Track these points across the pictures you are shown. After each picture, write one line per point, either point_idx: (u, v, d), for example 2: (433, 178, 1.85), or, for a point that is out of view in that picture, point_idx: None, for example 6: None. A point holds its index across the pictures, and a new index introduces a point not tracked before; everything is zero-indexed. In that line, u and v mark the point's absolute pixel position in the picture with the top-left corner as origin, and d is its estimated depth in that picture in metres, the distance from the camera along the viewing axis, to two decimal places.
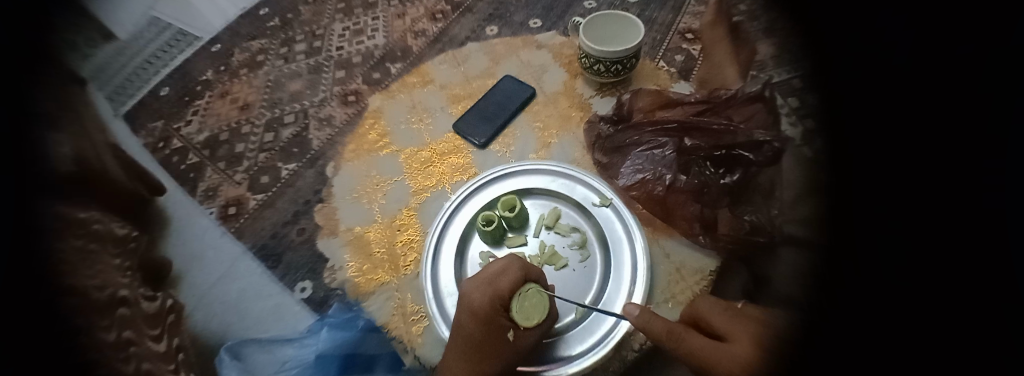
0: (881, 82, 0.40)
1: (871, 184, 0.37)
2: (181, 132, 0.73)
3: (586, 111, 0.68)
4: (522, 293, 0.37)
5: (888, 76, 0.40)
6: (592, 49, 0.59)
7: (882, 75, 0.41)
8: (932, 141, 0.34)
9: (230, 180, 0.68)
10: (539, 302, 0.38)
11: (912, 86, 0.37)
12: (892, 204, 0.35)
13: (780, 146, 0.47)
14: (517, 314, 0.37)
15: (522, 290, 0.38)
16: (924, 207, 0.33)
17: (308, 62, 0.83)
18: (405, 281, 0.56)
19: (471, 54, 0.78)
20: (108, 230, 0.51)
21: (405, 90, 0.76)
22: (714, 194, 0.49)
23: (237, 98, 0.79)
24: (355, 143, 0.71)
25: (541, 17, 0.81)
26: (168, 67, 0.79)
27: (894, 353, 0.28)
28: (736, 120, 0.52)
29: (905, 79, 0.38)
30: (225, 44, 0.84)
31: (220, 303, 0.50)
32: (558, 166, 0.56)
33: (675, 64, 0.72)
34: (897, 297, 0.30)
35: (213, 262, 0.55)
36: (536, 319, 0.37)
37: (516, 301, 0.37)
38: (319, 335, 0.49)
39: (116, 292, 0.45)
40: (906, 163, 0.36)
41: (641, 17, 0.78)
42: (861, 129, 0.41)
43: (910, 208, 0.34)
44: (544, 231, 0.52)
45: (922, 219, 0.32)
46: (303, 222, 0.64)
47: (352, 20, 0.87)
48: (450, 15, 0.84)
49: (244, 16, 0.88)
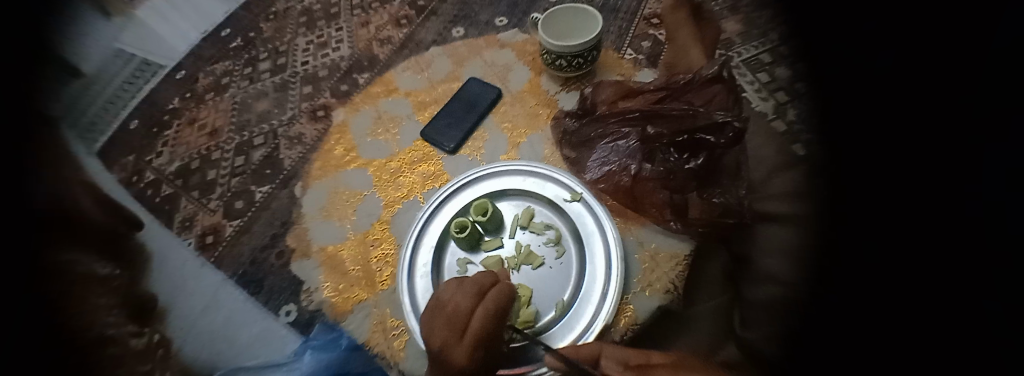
0: (861, 81, 0.39)
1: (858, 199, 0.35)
2: (153, 164, 0.71)
3: (553, 107, 0.68)
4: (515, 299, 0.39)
5: (878, 89, 0.36)
6: (552, 44, 0.59)
7: (872, 84, 0.37)
8: (904, 145, 0.31)
9: (205, 209, 0.67)
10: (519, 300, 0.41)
11: (886, 86, 0.35)
12: (874, 231, 0.32)
13: (741, 126, 0.46)
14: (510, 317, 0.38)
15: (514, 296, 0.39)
16: (885, 217, 0.31)
17: (274, 81, 0.81)
18: (382, 296, 0.56)
19: (434, 59, 0.77)
20: (92, 269, 0.47)
21: (369, 101, 0.75)
22: (681, 179, 0.50)
23: (206, 124, 0.76)
24: (322, 160, 0.70)
25: (506, 15, 0.80)
26: (136, 99, 0.77)
27: (888, 355, 0.25)
28: (697, 103, 0.51)
29: (882, 93, 0.36)
30: (190, 70, 0.82)
31: (209, 331, 0.49)
32: (529, 165, 0.55)
33: (642, 51, 0.72)
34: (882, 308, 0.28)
35: (195, 292, 0.54)
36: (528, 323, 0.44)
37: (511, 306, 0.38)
38: (303, 358, 0.48)
39: (103, 331, 0.41)
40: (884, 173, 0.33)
41: (606, 6, 0.78)
42: (843, 133, 0.40)
43: (887, 231, 0.30)
44: (518, 231, 0.52)
45: (897, 245, 0.29)
46: (282, 245, 0.62)
47: (315, 33, 0.86)
48: (415, 19, 0.83)
49: (205, 39, 0.86)
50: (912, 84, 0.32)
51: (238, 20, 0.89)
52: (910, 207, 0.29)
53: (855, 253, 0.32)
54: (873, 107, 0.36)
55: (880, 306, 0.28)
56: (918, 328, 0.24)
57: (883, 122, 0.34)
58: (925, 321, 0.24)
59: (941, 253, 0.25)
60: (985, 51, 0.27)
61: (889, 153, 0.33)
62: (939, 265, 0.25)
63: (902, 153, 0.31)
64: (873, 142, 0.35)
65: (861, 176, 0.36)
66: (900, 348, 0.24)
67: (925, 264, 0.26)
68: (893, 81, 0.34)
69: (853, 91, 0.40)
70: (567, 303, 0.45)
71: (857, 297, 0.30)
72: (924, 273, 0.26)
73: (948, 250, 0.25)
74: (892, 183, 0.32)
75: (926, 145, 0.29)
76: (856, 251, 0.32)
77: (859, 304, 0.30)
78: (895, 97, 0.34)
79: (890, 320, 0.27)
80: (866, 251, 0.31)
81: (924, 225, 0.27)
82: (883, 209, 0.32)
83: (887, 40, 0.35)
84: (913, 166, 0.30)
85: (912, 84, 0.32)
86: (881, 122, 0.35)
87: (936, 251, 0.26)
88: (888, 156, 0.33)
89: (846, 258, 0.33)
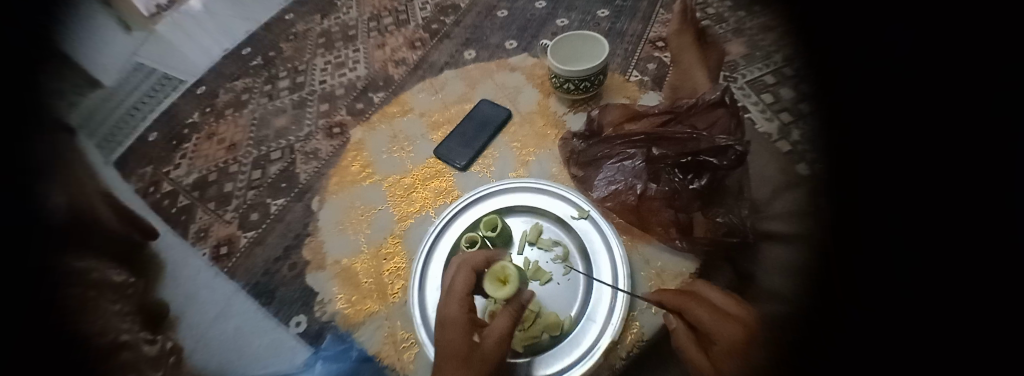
0: (886, 88, 0.37)
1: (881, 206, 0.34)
2: (171, 175, 0.74)
3: (561, 127, 0.70)
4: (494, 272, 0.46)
5: (884, 87, 0.37)
6: (559, 69, 0.62)
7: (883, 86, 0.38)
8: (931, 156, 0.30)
9: (220, 220, 0.68)
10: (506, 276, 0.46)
11: (915, 91, 0.33)
12: (892, 215, 0.32)
13: (743, 149, 0.48)
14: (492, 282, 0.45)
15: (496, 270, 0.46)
16: (923, 212, 0.30)
17: (293, 98, 0.85)
18: (393, 309, 0.57)
19: (448, 81, 0.81)
20: (105, 278, 0.50)
21: (385, 120, 0.78)
22: (686, 199, 0.51)
23: (224, 138, 0.79)
24: (339, 175, 0.73)
25: (516, 38, 0.84)
26: (155, 112, 0.80)
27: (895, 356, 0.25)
28: (700, 127, 0.53)
29: (908, 101, 0.34)
30: (210, 85, 0.86)
31: (220, 342, 0.50)
32: (537, 182, 0.57)
33: (648, 73, 0.75)
34: (897, 329, 0.27)
35: (209, 302, 0.56)
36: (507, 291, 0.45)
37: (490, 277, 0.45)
38: (314, 369, 0.50)
39: (117, 337, 0.45)
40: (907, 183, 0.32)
41: (612, 30, 0.81)
42: (866, 138, 0.38)
43: (909, 210, 0.31)
44: (527, 247, 0.53)
45: (922, 219, 0.29)
46: (294, 257, 0.64)
47: (333, 53, 0.90)
48: (429, 42, 0.87)
49: (227, 56, 0.90)
50: (944, 99, 0.30)
51: (259, 40, 0.93)
52: (942, 200, 0.28)
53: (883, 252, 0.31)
54: (890, 116, 0.36)
55: (907, 304, 0.27)
56: (929, 324, 0.25)
57: (910, 134, 0.33)
58: (956, 319, 0.24)
59: (981, 248, 0.25)
60: (1008, 61, 0.27)
61: (915, 165, 0.31)
62: (986, 271, 0.24)
63: (921, 163, 0.31)
64: (882, 142, 0.36)
65: (884, 185, 0.34)
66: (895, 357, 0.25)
67: (962, 263, 0.26)
68: (917, 93, 0.33)
69: (870, 100, 0.39)
70: (575, 318, 0.47)
71: (887, 304, 0.29)
72: (968, 277, 0.25)
73: (983, 247, 0.25)
74: (920, 191, 0.30)
75: (949, 146, 0.29)
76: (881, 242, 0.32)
77: (889, 314, 0.28)
78: (920, 109, 0.32)
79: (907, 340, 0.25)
80: (893, 246, 0.30)
81: (955, 218, 0.27)
82: (895, 195, 0.33)
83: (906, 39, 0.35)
84: (926, 165, 0.30)
85: (928, 88, 0.32)
86: (893, 122, 0.35)
87: (970, 244, 0.26)
88: (907, 162, 0.32)
89: (874, 255, 0.32)
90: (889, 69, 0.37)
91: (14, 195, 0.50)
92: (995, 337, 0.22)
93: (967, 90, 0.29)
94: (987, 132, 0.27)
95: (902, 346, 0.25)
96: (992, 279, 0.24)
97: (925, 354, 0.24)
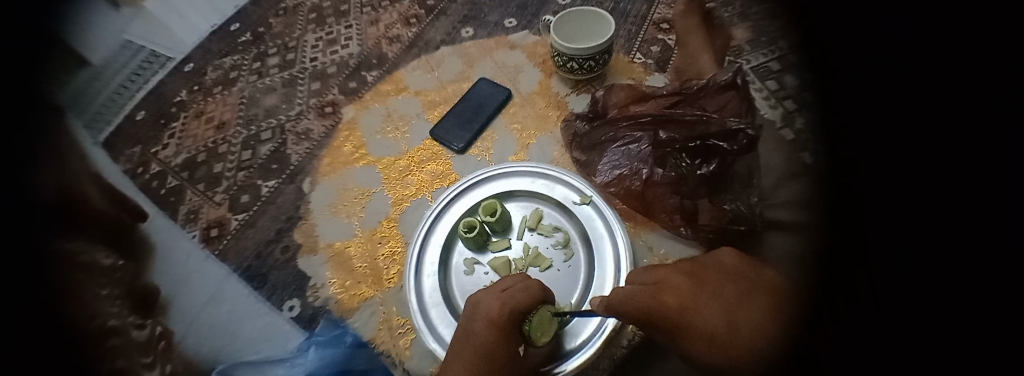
0: (857, 81, 0.36)
1: (885, 191, 0.31)
2: (159, 156, 0.70)
3: (563, 109, 0.68)
4: (533, 318, 0.40)
5: (886, 88, 0.31)
6: (563, 46, 0.59)
7: (889, 102, 0.31)
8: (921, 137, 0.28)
9: (210, 202, 0.66)
10: (545, 323, 0.41)
11: (881, 85, 0.32)
12: (897, 203, 0.29)
13: (754, 133, 0.46)
14: (529, 331, 0.39)
15: (532, 315, 0.40)
16: (925, 202, 0.27)
17: (282, 76, 0.81)
18: (389, 294, 0.56)
19: (444, 59, 0.77)
20: (95, 262, 0.48)
21: (379, 98, 0.75)
22: (692, 185, 0.49)
23: (213, 117, 0.76)
24: (331, 156, 0.70)
25: (516, 17, 0.80)
26: (143, 91, 0.76)
27: (903, 351, 0.22)
28: (710, 109, 0.51)
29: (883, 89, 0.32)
30: (198, 63, 0.81)
31: (211, 326, 0.49)
32: (537, 166, 0.55)
33: (652, 56, 0.72)
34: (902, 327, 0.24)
35: (201, 286, 0.55)
36: (545, 336, 0.41)
37: (527, 324, 0.39)
38: (308, 354, 0.49)
39: (105, 321, 0.43)
40: (911, 169, 0.29)
41: (616, 10, 0.78)
42: (860, 125, 0.35)
43: (912, 202, 0.28)
44: (527, 233, 0.52)
45: (922, 211, 0.26)
46: (287, 240, 0.62)
47: (325, 29, 0.86)
48: (424, 18, 0.83)
49: (215, 33, 0.85)
50: (912, 89, 0.28)
51: (247, 15, 0.89)
52: (943, 200, 0.25)
53: (884, 260, 0.28)
54: (875, 105, 0.33)
55: (899, 291, 0.25)
56: (929, 323, 0.22)
57: (898, 121, 0.30)
58: (952, 316, 0.21)
59: (988, 258, 0.21)
60: (1009, 60, 0.22)
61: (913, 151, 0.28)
62: (985, 268, 0.21)
63: (915, 147, 0.28)
64: (890, 144, 0.31)
65: (885, 177, 0.31)
66: (901, 350, 0.22)
67: (962, 273, 0.22)
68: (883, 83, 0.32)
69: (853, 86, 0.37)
70: (574, 305, 0.47)
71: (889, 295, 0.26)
72: (961, 273, 0.22)
73: (990, 258, 0.21)
74: (925, 174, 0.27)
75: (953, 150, 0.25)
76: (884, 226, 0.30)
77: (895, 308, 0.25)
78: (900, 93, 0.30)
79: (906, 339, 0.22)
80: (894, 255, 0.27)
81: (954, 212, 0.24)
82: (901, 185, 0.29)
83: (907, 42, 0.28)
84: (921, 148, 0.28)
85: (929, 90, 0.27)
86: (900, 125, 0.30)
87: (973, 260, 0.22)
88: (902, 149, 0.30)
89: (875, 259, 0.29)
90: (888, 67, 0.31)
91: (14, 195, 0.44)
92: (989, 329, 0.18)
93: (945, 83, 0.26)
94: (996, 128, 0.23)
95: (894, 347, 0.23)
96: (995, 296, 0.19)
97: (920, 356, 0.20)
